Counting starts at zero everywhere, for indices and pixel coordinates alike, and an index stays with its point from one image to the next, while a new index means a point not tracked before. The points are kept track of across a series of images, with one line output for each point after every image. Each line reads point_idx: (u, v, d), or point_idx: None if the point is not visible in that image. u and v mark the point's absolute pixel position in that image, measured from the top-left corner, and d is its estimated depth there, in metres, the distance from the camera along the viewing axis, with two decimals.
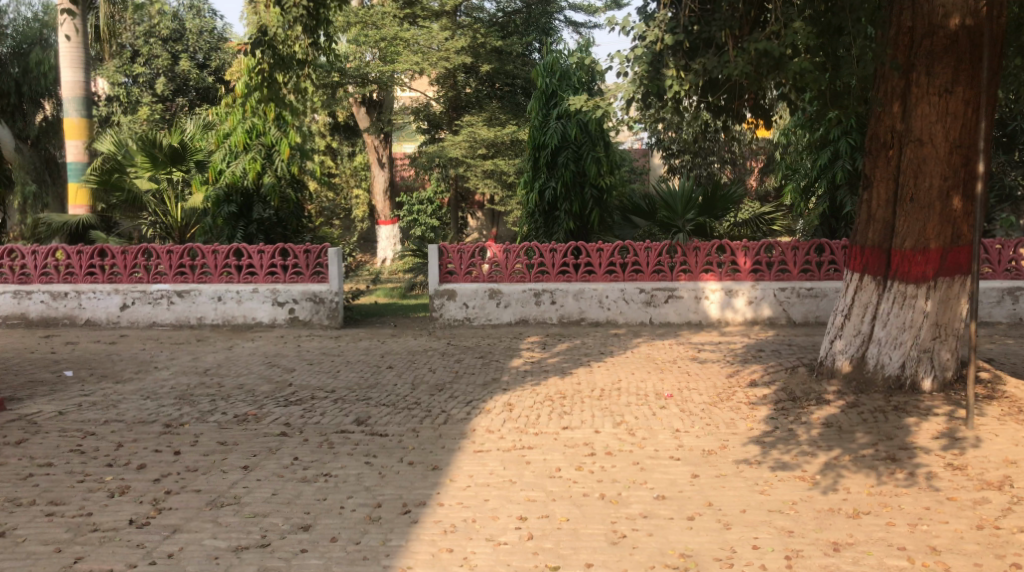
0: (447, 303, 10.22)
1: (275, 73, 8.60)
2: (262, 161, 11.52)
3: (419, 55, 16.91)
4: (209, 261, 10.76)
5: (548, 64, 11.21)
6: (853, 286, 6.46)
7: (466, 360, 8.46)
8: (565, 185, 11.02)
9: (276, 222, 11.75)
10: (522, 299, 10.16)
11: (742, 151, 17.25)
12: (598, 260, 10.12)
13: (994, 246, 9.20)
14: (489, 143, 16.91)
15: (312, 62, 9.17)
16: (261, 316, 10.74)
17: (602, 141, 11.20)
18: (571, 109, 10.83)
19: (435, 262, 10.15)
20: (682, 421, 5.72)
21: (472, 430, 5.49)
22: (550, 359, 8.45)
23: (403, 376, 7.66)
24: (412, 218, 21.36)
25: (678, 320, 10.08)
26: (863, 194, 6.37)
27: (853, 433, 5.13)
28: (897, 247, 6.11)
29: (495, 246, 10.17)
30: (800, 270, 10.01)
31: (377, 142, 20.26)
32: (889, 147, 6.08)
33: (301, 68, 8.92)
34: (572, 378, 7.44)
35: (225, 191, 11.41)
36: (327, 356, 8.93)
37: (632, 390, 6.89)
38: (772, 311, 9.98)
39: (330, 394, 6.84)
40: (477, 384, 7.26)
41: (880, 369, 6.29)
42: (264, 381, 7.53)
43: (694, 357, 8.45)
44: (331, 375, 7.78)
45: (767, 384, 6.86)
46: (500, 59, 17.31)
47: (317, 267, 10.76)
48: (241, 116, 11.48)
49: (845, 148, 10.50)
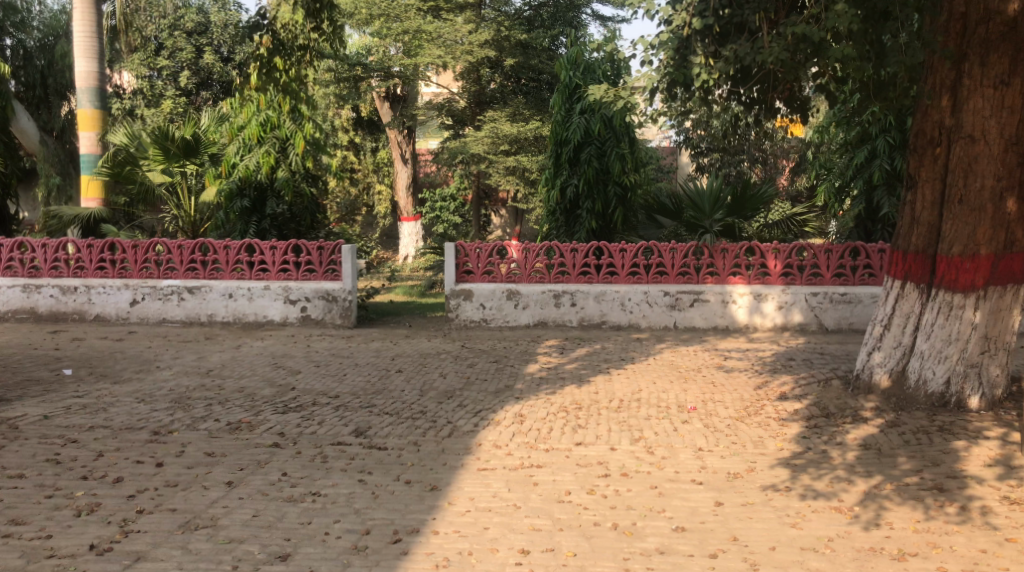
0: (464, 303, 9.86)
1: (273, 57, 8.21)
2: (276, 155, 11.17)
3: (443, 49, 16.51)
4: (221, 256, 10.47)
5: (571, 56, 10.77)
6: (893, 294, 5.99)
7: (480, 364, 8.08)
8: (587, 183, 10.59)
9: (290, 218, 11.47)
10: (541, 300, 9.75)
11: (773, 150, 16.71)
12: (621, 261, 9.69)
13: None
14: (512, 139, 16.49)
15: (317, 49, 8.74)
16: (272, 315, 10.43)
17: (627, 137, 10.76)
18: (594, 104, 10.42)
19: (452, 261, 9.77)
20: (706, 439, 5.28)
21: (477, 444, 5.09)
22: (567, 364, 8.03)
23: (412, 382, 7.29)
24: (435, 215, 21.02)
25: (704, 325, 9.63)
26: (906, 195, 5.89)
27: (895, 458, 4.68)
28: (943, 253, 5.64)
29: (514, 245, 9.78)
30: (833, 274, 9.50)
31: (400, 138, 19.92)
32: (936, 144, 5.60)
33: (303, 53, 8.48)
34: (590, 387, 7.02)
35: (238, 185, 11.11)
36: (337, 358, 8.58)
37: (652, 401, 6.45)
38: (803, 317, 9.49)
39: (333, 401, 6.48)
40: (488, 392, 6.86)
41: (922, 385, 5.81)
42: (267, 385, 7.19)
43: (720, 365, 7.99)
44: (337, 379, 7.42)
45: (798, 397, 6.40)
46: (525, 53, 16.88)
47: (330, 264, 10.42)
48: (256, 108, 11.15)
49: (883, 147, 9.98)
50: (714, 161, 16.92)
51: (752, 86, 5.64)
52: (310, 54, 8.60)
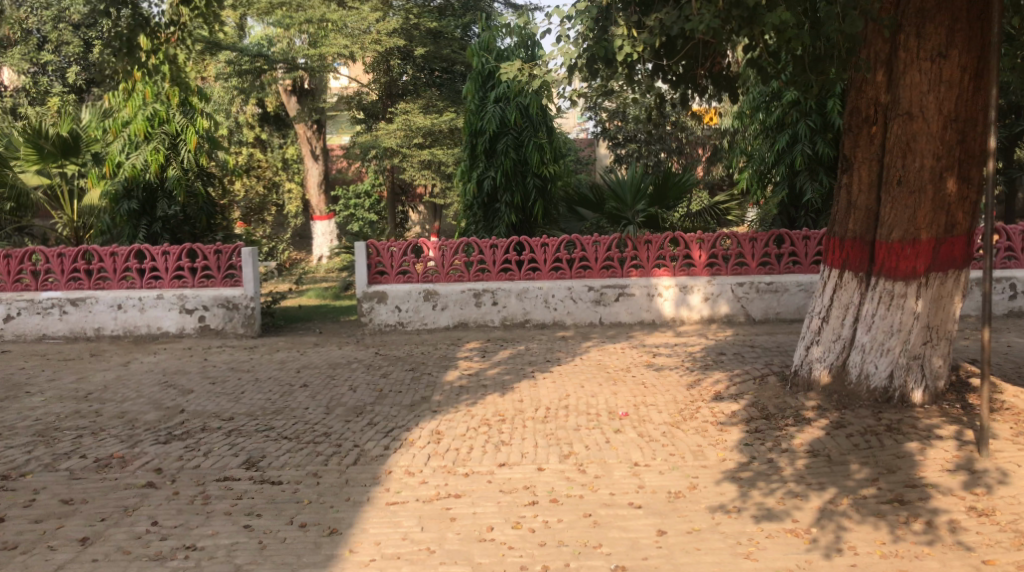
0: (377, 306, 9.19)
1: (134, 38, 7.35)
2: (166, 152, 10.15)
3: (350, 38, 15.71)
4: (107, 264, 9.54)
5: (484, 41, 10.09)
6: (831, 284, 5.63)
7: (394, 373, 7.45)
8: (505, 175, 10.02)
9: (183, 220, 10.55)
10: (460, 300, 9.17)
11: (691, 140, 16.41)
12: (543, 256, 9.17)
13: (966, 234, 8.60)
14: (426, 131, 15.84)
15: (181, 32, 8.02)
16: (167, 326, 9.56)
17: (545, 126, 10.22)
18: (509, 91, 9.82)
19: (363, 261, 9.11)
20: (642, 451, 4.78)
21: (387, 472, 4.48)
22: (489, 369, 7.48)
23: (318, 398, 6.59)
24: (349, 213, 20.17)
25: (630, 320, 9.20)
26: (841, 177, 5.52)
27: (848, 465, 4.25)
28: (882, 239, 5.29)
29: (429, 242, 9.16)
30: (758, 263, 9.19)
31: (310, 133, 19.05)
32: (871, 123, 5.26)
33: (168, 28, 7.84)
34: (514, 395, 6.46)
35: (125, 186, 10.13)
36: (236, 373, 7.82)
37: (581, 408, 5.93)
38: (729, 308, 9.16)
39: (225, 426, 5.75)
40: (402, 407, 6.23)
41: (865, 380, 5.44)
42: (152, 408, 6.40)
43: (649, 363, 7.55)
44: (233, 399, 6.68)
45: (735, 397, 5.98)
46: (436, 42, 16.09)
47: (229, 270, 9.58)
48: (140, 100, 10.04)
49: (804, 132, 9.68)
50: (631, 152, 16.52)
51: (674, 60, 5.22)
52: (181, 34, 8.03)
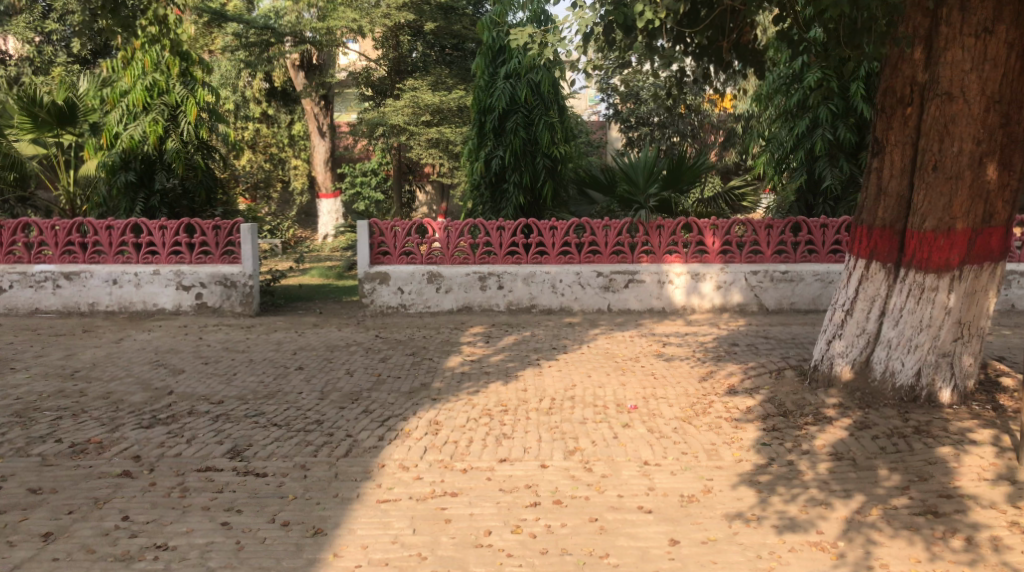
0: (379, 287, 8.90)
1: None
2: (165, 124, 9.82)
3: (358, 12, 15.40)
4: (101, 238, 9.26)
5: (495, 14, 9.69)
6: (857, 275, 5.30)
7: (394, 358, 7.16)
8: (514, 154, 9.67)
9: (182, 194, 10.24)
10: (465, 283, 8.87)
11: (704, 124, 16.06)
12: (551, 239, 8.85)
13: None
14: (434, 109, 15.51)
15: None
16: (163, 303, 9.29)
17: (557, 105, 9.85)
18: (520, 67, 9.45)
19: (365, 241, 8.80)
20: (652, 449, 4.47)
21: (380, 466, 4.21)
22: (492, 356, 7.18)
23: (313, 383, 6.31)
24: (355, 191, 19.86)
25: (639, 307, 8.89)
26: (871, 161, 5.19)
27: (876, 471, 3.95)
28: (913, 229, 4.97)
29: (434, 222, 8.85)
30: (773, 251, 8.85)
31: (317, 109, 18.69)
32: (907, 104, 4.93)
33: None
34: (517, 384, 6.17)
35: (122, 157, 9.81)
36: (230, 353, 7.54)
37: (588, 400, 5.64)
38: (742, 297, 8.84)
39: (213, 411, 5.48)
40: (400, 394, 5.95)
41: (890, 377, 5.12)
42: (139, 390, 6.13)
43: (659, 353, 7.24)
44: (225, 381, 6.40)
45: (749, 391, 5.67)
46: (447, 17, 15.61)
47: (228, 246, 9.31)
48: (139, 69, 9.70)
49: (826, 116, 9.27)
50: (644, 135, 16.20)
51: (701, 28, 4.90)
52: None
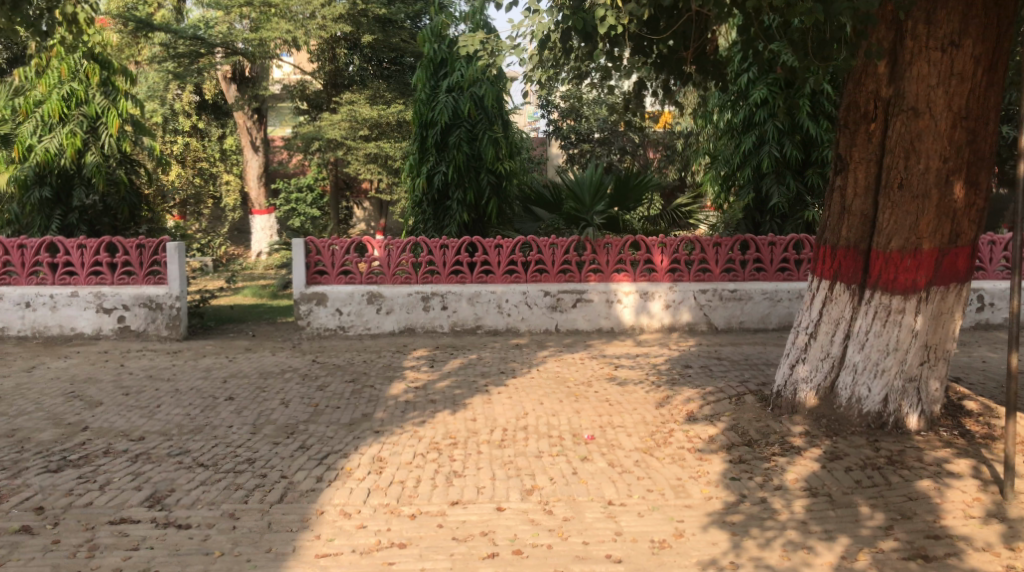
0: (316, 309, 8.44)
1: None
2: (84, 136, 9.22)
3: (291, 22, 14.82)
4: (13, 258, 8.65)
5: (436, 27, 9.38)
6: (820, 297, 5.09)
7: (333, 385, 6.72)
8: (457, 170, 9.33)
9: (103, 211, 9.60)
10: (406, 303, 8.47)
11: (644, 141, 16.03)
12: (497, 258, 8.53)
13: (985, 243, 8.30)
14: (372, 123, 15.08)
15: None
16: (82, 327, 8.67)
17: (501, 120, 9.57)
18: (464, 80, 9.13)
19: (301, 260, 8.35)
20: (615, 486, 4.16)
21: (319, 513, 3.81)
22: (438, 382, 6.79)
23: (244, 415, 5.84)
24: (289, 208, 19.28)
25: (587, 328, 8.61)
26: (834, 178, 5.00)
27: (857, 509, 3.71)
28: (878, 248, 4.77)
29: (375, 240, 8.45)
30: (722, 269, 8.67)
31: (249, 123, 18.07)
32: (870, 119, 4.75)
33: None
34: (465, 413, 5.80)
35: (37, 171, 9.17)
36: (153, 382, 7.00)
37: (542, 430, 5.30)
38: (691, 316, 8.63)
39: (132, 449, 4.98)
40: (339, 426, 5.53)
41: (857, 404, 4.90)
42: (49, 426, 5.59)
43: (612, 376, 6.96)
44: (146, 414, 5.89)
45: (710, 418, 5.41)
46: (385, 30, 15.30)
47: (153, 266, 8.73)
48: (55, 78, 9.10)
49: (772, 133, 9.17)
50: (584, 152, 16.14)
51: (665, 36, 4.96)
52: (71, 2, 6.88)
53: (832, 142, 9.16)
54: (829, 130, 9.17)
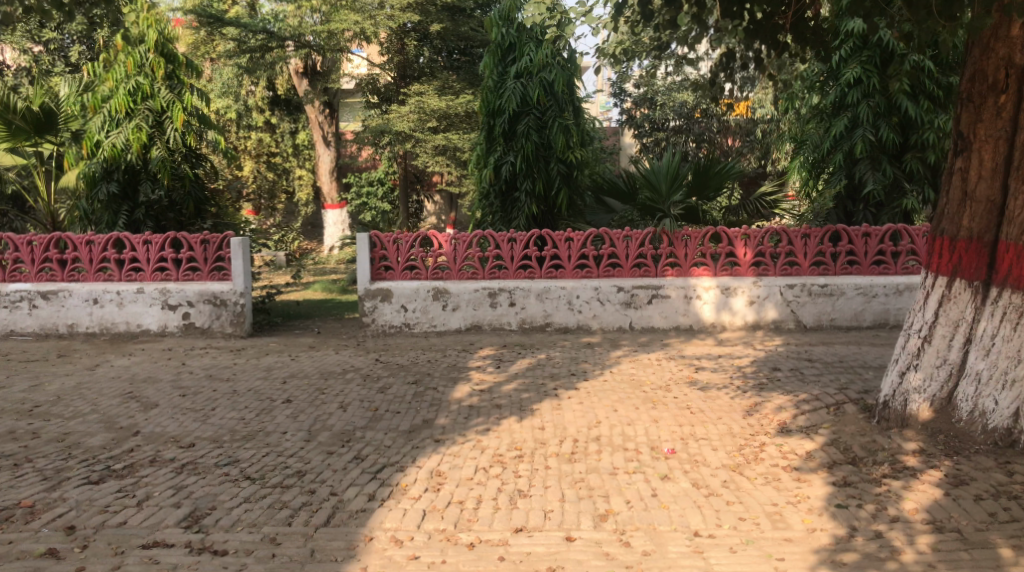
0: (381, 305, 8.11)
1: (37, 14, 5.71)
2: (150, 131, 9.08)
3: (361, 14, 14.58)
4: (81, 253, 8.54)
5: (504, 9, 8.93)
6: (936, 296, 4.47)
7: (395, 387, 6.36)
8: (526, 160, 8.86)
9: (168, 206, 9.45)
10: (473, 300, 8.07)
11: (722, 128, 15.33)
12: (567, 252, 8.06)
13: None
14: (441, 115, 14.78)
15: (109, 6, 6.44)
16: (147, 324, 8.53)
17: (572, 106, 9.04)
18: (532, 65, 8.67)
19: (365, 255, 8.03)
20: (701, 513, 3.66)
21: (367, 540, 3.44)
22: (504, 385, 6.36)
23: (299, 420, 5.51)
24: (361, 201, 19.16)
25: (664, 325, 8.07)
26: (953, 160, 4.40)
27: (996, 552, 3.22)
28: (1007, 240, 4.15)
29: (441, 234, 8.08)
30: (811, 262, 8.02)
31: (321, 117, 17.99)
32: (1001, 90, 4.16)
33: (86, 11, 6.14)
34: (533, 420, 5.36)
35: (104, 167, 9.08)
36: (213, 382, 6.77)
37: (616, 442, 4.83)
38: (778, 313, 8.00)
39: (180, 458, 4.69)
40: (398, 434, 5.16)
41: (981, 419, 4.24)
42: (101, 430, 5.36)
43: (693, 379, 6.43)
44: (200, 418, 5.62)
45: (806, 431, 4.84)
46: (454, 19, 14.97)
47: (217, 262, 8.54)
48: (121, 73, 8.93)
49: (866, 114, 8.41)
50: (659, 141, 15.51)
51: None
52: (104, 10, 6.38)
53: (935, 124, 8.39)
54: (930, 111, 8.40)
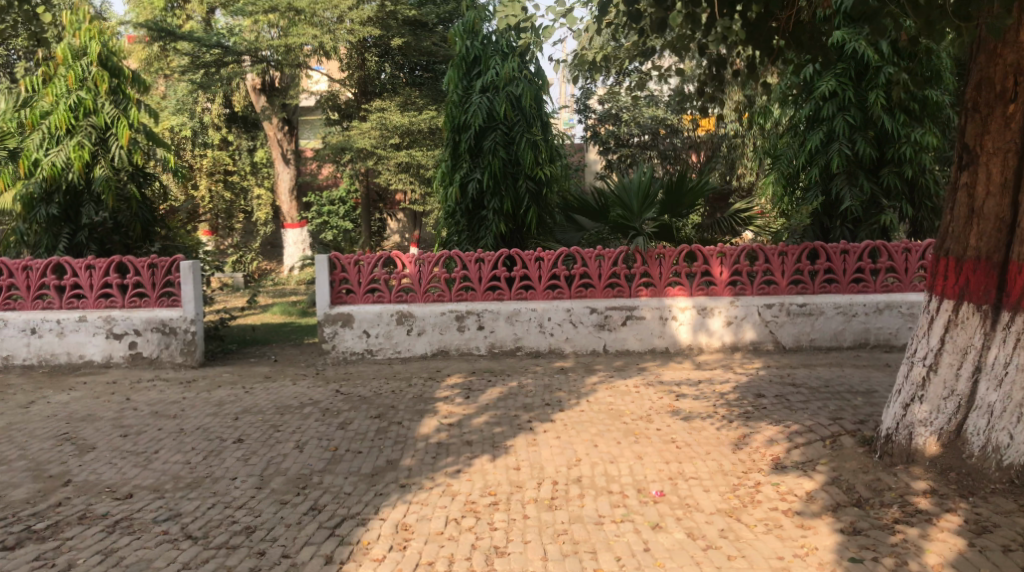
0: (342, 331, 7.64)
1: None
2: (92, 149, 8.53)
3: (319, 28, 14.12)
4: (18, 280, 7.95)
5: (468, 22, 8.57)
6: (942, 320, 4.13)
7: (356, 423, 5.88)
8: (492, 177, 8.48)
9: (112, 229, 8.84)
10: (439, 324, 7.64)
11: (688, 143, 15.10)
12: (537, 272, 7.65)
13: None
14: (403, 131, 14.35)
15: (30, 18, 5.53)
16: (91, 354, 7.95)
17: (540, 121, 8.67)
18: (498, 79, 8.30)
19: (323, 278, 7.55)
20: None
21: None
22: (474, 418, 5.91)
23: (250, 464, 5.01)
24: (321, 220, 18.63)
25: (639, 348, 7.70)
26: (957, 175, 4.09)
27: None
28: (1018, 261, 3.83)
29: (405, 254, 7.63)
30: (790, 281, 7.69)
31: (280, 134, 17.49)
32: (1009, 99, 3.87)
33: None
34: (507, 460, 4.92)
35: (43, 187, 8.49)
36: (158, 420, 6.23)
37: (600, 484, 4.42)
38: (756, 334, 7.66)
39: (113, 514, 4.20)
40: (360, 478, 4.70)
41: (995, 456, 3.89)
42: (27, 480, 4.83)
43: (675, 409, 6.03)
44: (140, 463, 5.10)
45: (803, 467, 4.47)
46: (416, 34, 14.65)
47: (165, 287, 8.01)
48: (62, 87, 8.38)
49: (842, 128, 8.06)
50: (624, 157, 15.24)
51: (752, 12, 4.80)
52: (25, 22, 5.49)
53: (912, 137, 8.10)
54: (906, 124, 8.10)
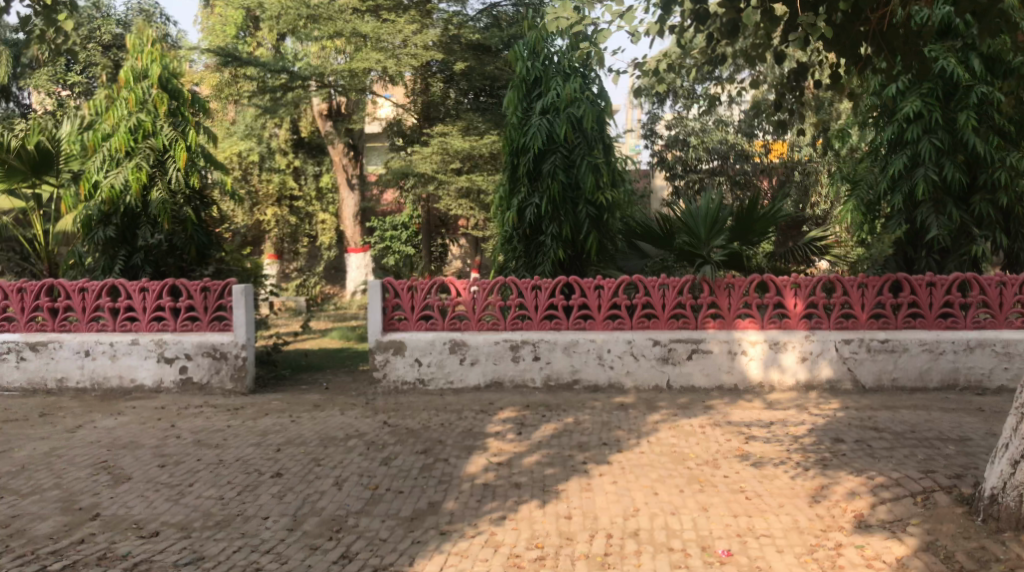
0: (393, 359, 7.34)
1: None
2: (151, 170, 8.47)
3: (382, 52, 14.02)
4: (74, 302, 7.89)
5: (529, 42, 8.29)
6: None
7: (401, 459, 5.54)
8: (551, 202, 8.13)
9: (168, 251, 8.75)
10: (493, 353, 7.28)
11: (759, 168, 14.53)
12: (597, 301, 7.25)
13: None
14: (464, 156, 14.17)
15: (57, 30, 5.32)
16: (142, 378, 7.81)
17: (602, 143, 8.32)
18: (559, 100, 7.98)
19: (375, 304, 7.28)
20: None
21: None
22: (525, 457, 5.52)
23: (285, 502, 4.71)
24: (384, 245, 18.93)
25: (706, 384, 7.21)
26: None
27: None
28: None
29: (460, 281, 7.33)
30: (870, 314, 7.12)
31: (345, 159, 17.52)
32: None
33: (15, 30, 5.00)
34: (558, 507, 4.52)
35: (102, 209, 8.47)
36: (199, 449, 6.00)
37: (658, 540, 4.00)
38: (833, 371, 7.10)
39: (134, 555, 3.95)
40: (398, 523, 4.35)
41: None
42: (55, 513, 4.62)
43: (744, 453, 5.52)
44: (172, 497, 4.86)
45: (891, 529, 3.95)
46: (479, 58, 14.42)
47: (218, 311, 7.84)
48: (123, 110, 8.36)
49: (928, 152, 7.44)
50: (691, 183, 14.72)
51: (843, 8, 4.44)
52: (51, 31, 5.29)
53: (1006, 162, 7.44)
54: (999, 148, 7.45)
